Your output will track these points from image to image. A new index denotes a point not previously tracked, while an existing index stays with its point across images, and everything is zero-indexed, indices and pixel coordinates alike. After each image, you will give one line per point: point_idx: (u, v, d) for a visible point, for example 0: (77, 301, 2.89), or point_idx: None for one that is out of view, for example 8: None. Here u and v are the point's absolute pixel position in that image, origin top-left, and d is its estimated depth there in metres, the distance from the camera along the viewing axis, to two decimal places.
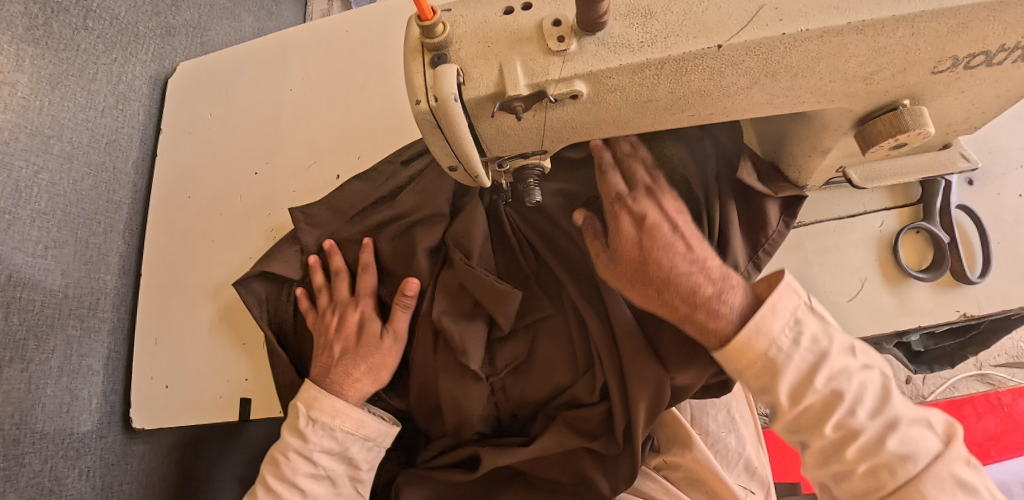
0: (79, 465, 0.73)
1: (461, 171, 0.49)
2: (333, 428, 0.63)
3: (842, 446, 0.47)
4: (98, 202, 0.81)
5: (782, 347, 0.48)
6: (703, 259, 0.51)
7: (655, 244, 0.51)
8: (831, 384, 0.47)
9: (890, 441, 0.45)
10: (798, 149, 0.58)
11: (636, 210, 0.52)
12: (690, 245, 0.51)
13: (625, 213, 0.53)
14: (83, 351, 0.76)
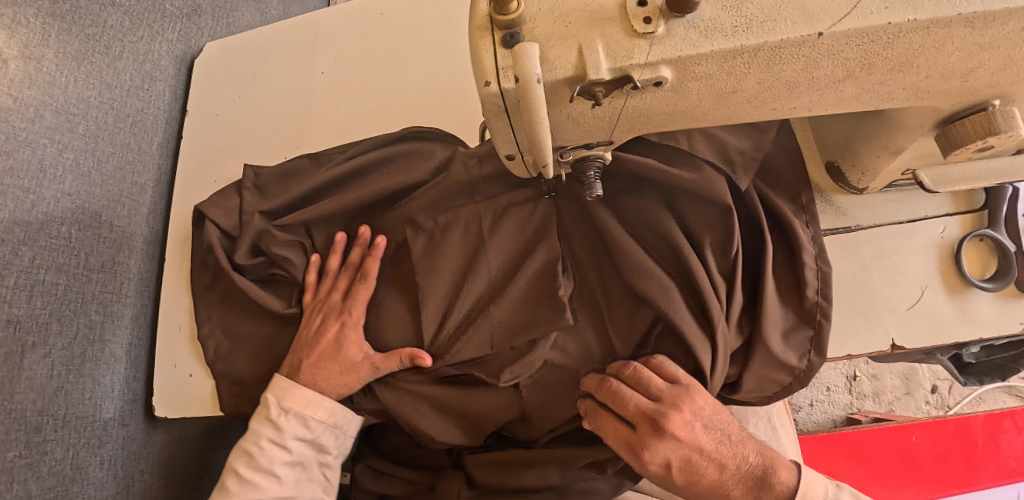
0: (100, 454, 0.71)
1: (519, 159, 0.46)
2: (304, 416, 0.65)
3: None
4: (122, 184, 0.78)
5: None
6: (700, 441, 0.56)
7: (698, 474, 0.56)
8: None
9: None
10: (866, 148, 0.56)
11: (648, 457, 0.55)
12: (699, 454, 0.56)
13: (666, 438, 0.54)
14: (106, 337, 0.74)
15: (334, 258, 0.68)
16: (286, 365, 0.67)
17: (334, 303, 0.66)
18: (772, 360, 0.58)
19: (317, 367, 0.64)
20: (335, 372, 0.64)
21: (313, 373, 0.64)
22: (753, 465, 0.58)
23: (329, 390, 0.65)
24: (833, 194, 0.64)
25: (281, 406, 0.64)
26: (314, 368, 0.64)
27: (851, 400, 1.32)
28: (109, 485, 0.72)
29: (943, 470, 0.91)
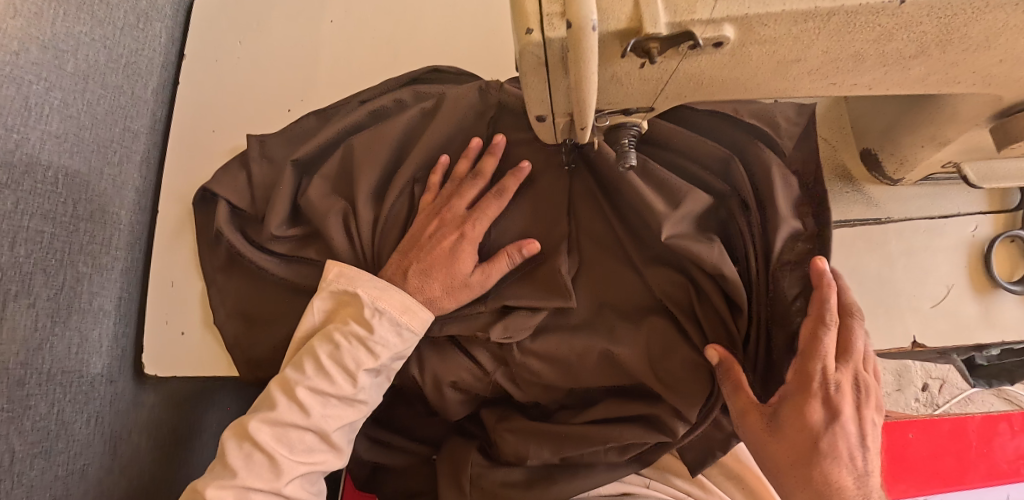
0: (86, 410, 0.69)
1: (549, 121, 0.43)
2: (370, 341, 0.57)
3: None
4: (114, 129, 0.74)
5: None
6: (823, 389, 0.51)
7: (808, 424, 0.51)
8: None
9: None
10: (908, 137, 0.53)
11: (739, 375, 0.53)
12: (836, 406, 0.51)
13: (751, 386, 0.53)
14: (94, 290, 0.70)
15: (462, 163, 0.60)
16: (391, 270, 0.60)
17: (460, 218, 0.58)
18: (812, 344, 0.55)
19: (422, 259, 0.58)
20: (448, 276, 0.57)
21: (425, 267, 0.58)
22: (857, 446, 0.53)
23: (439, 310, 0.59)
24: (865, 182, 0.62)
25: (375, 306, 0.57)
26: (417, 257, 0.58)
27: None
28: (96, 442, 0.70)
29: (935, 468, 0.89)
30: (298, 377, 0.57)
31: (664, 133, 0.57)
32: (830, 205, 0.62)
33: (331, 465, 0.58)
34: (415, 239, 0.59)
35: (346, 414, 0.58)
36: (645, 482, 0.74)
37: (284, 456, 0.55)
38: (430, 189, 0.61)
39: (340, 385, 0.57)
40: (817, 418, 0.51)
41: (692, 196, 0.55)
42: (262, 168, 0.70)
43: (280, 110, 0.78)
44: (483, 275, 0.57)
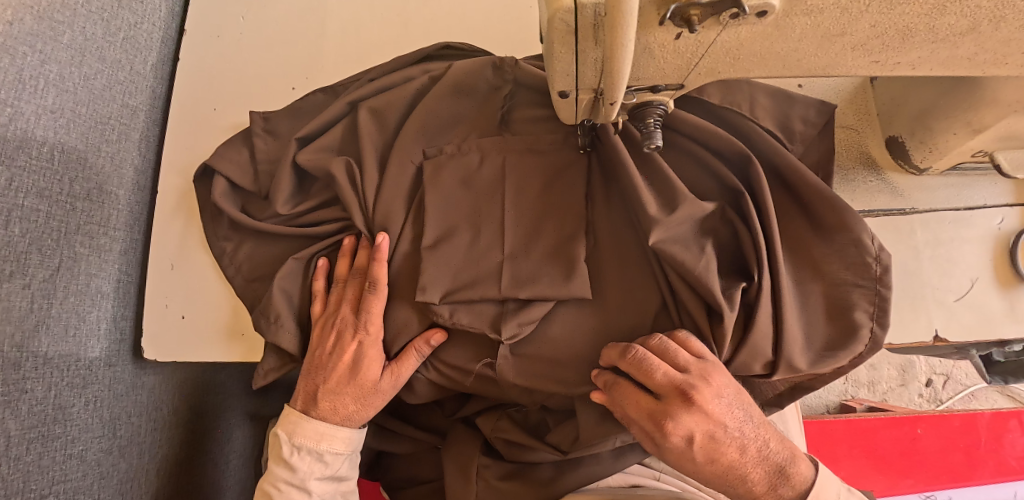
0: (84, 395, 0.67)
1: (572, 98, 0.41)
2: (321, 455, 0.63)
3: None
4: (112, 105, 0.71)
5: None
6: (725, 423, 0.52)
7: (720, 455, 0.53)
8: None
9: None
10: (941, 124, 0.51)
11: (671, 429, 0.52)
12: (745, 450, 0.53)
13: (674, 434, 0.51)
14: (91, 271, 0.68)
15: (343, 263, 0.62)
16: (299, 398, 0.64)
17: (378, 349, 0.60)
18: (796, 344, 0.55)
19: (334, 397, 0.62)
20: (359, 394, 0.61)
21: (329, 405, 0.62)
22: (777, 454, 0.55)
23: (340, 422, 0.63)
24: (889, 171, 0.60)
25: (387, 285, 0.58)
26: (333, 394, 0.62)
27: (845, 387, 1.32)
28: (94, 427, 0.68)
29: (945, 464, 0.88)
30: (292, 419, 0.64)
31: (686, 121, 0.56)
32: (852, 194, 0.60)
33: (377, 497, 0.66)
34: (318, 358, 0.62)
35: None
36: (655, 475, 0.73)
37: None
38: (320, 296, 0.63)
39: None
40: (679, 439, 0.52)
41: (689, 202, 0.53)
42: (266, 147, 0.68)
43: (284, 87, 0.75)
44: (393, 377, 0.61)
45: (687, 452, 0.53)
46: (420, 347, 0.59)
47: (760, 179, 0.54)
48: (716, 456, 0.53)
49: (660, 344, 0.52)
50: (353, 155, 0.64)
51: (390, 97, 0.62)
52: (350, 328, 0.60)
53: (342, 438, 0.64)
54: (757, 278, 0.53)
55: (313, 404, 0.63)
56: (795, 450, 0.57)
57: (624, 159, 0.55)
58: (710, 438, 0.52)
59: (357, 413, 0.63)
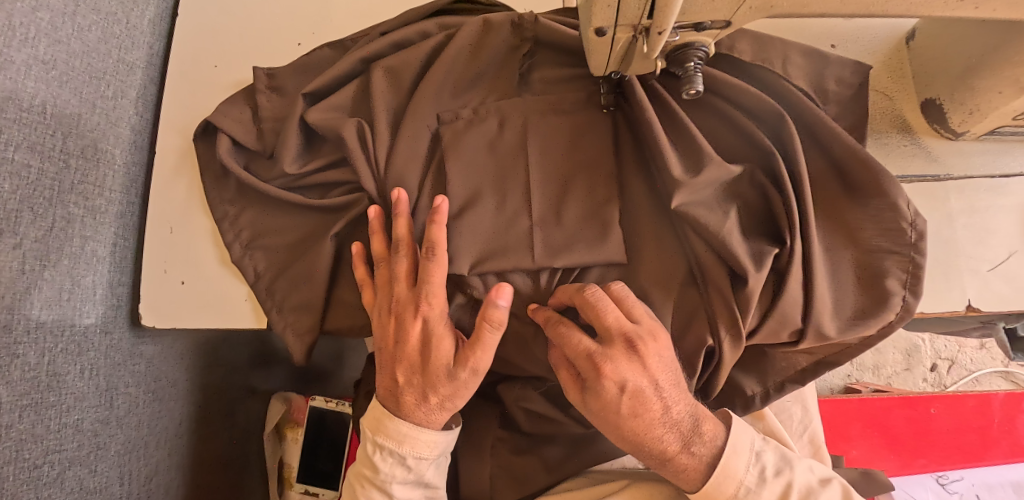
0: (79, 362, 0.64)
1: (609, 37, 0.39)
2: (401, 456, 0.58)
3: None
4: (107, 59, 0.67)
5: (750, 486, 0.55)
6: (655, 378, 0.51)
7: (635, 412, 0.51)
8: (779, 480, 0.56)
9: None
10: (986, 83, 0.50)
11: (607, 373, 0.50)
12: (665, 413, 0.52)
13: (610, 381, 0.50)
14: (86, 234, 0.65)
15: (378, 240, 0.56)
16: (381, 393, 0.59)
17: (443, 331, 0.54)
18: (826, 310, 0.53)
19: (412, 388, 0.56)
20: (436, 383, 0.55)
21: (409, 399, 0.57)
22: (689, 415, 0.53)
23: (426, 420, 0.57)
24: (924, 135, 0.58)
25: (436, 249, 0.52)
26: (411, 384, 0.56)
27: (849, 371, 1.30)
28: (90, 396, 0.65)
29: (956, 444, 0.85)
30: (376, 416, 0.59)
31: (718, 75, 0.53)
32: (887, 158, 0.58)
33: (433, 473, 0.59)
34: (387, 351, 0.57)
35: (427, 472, 0.59)
36: None
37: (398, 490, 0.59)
38: (367, 286, 0.58)
39: (405, 453, 0.57)
40: (614, 389, 0.51)
41: (717, 164, 0.51)
42: (270, 104, 0.65)
43: (289, 43, 0.72)
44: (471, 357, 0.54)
45: (609, 401, 0.51)
46: (492, 318, 0.51)
47: (794, 141, 0.51)
48: (638, 411, 0.51)
49: (619, 290, 0.51)
50: (364, 113, 0.61)
51: (403, 51, 0.59)
52: (408, 311, 0.55)
53: (426, 441, 0.57)
54: (788, 244, 0.51)
55: (395, 401, 0.58)
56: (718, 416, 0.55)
57: (650, 118, 0.52)
58: (636, 393, 0.51)
59: (440, 404, 0.56)
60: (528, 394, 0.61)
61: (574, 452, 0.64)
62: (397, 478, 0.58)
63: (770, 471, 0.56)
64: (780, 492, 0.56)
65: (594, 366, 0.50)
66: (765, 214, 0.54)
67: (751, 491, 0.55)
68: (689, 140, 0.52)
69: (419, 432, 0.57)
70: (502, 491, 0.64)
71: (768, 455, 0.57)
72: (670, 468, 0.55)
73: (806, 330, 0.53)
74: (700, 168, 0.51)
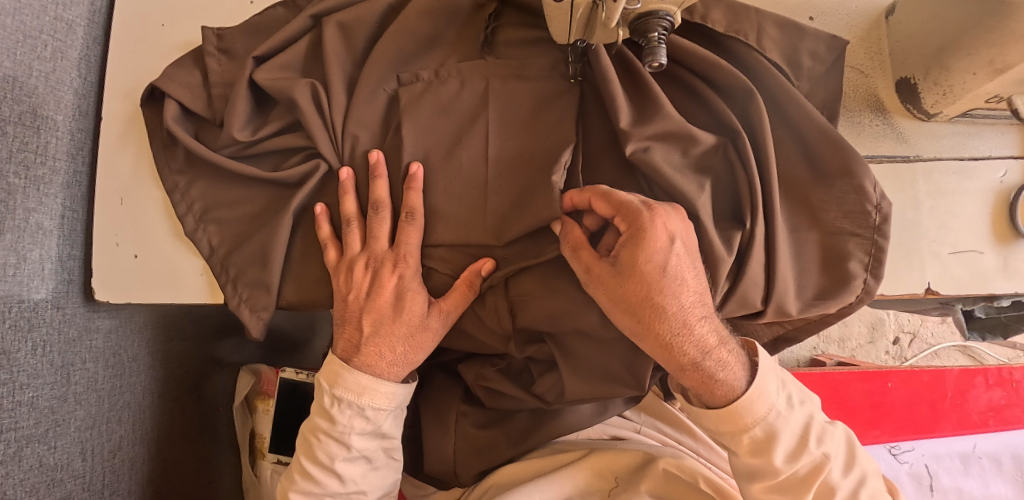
0: (31, 339, 0.62)
1: (569, 3, 0.36)
2: (361, 408, 0.55)
3: (763, 449, 0.52)
4: (43, 17, 0.62)
5: (779, 412, 0.52)
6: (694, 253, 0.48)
7: (675, 283, 0.47)
8: (802, 410, 0.53)
9: (812, 442, 0.52)
10: (960, 62, 0.49)
11: (658, 217, 0.46)
12: (702, 292, 0.49)
13: (662, 226, 0.46)
14: (29, 205, 0.61)
15: (348, 199, 0.54)
16: (339, 346, 0.57)
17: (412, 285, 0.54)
18: (786, 290, 0.53)
19: (378, 339, 0.55)
20: (403, 335, 0.54)
21: (373, 351, 0.55)
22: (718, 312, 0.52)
23: (387, 371, 0.56)
24: (896, 115, 0.57)
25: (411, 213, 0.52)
26: (376, 337, 0.55)
27: (816, 343, 1.33)
28: (45, 373, 0.64)
29: (909, 417, 0.87)
30: (334, 368, 0.56)
31: (689, 47, 0.51)
32: (857, 137, 0.57)
33: (390, 425, 0.58)
34: (352, 302, 0.55)
35: (384, 425, 0.58)
36: (635, 428, 0.71)
37: (354, 441, 0.56)
38: (331, 242, 0.56)
39: (363, 406, 0.55)
40: (663, 242, 0.46)
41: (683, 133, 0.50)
42: (220, 67, 0.61)
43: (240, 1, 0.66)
44: (441, 316, 0.54)
45: (652, 265, 0.47)
46: (470, 281, 0.53)
47: (762, 119, 0.50)
48: (677, 281, 0.47)
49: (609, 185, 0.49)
50: (320, 79, 0.58)
51: (359, 11, 0.56)
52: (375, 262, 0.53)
53: (386, 393, 0.56)
54: (748, 226, 0.50)
55: (356, 353, 0.56)
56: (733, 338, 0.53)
57: (616, 91, 0.50)
58: (676, 256, 0.47)
59: (406, 356, 0.55)
60: (486, 370, 0.63)
61: (536, 426, 0.65)
62: (357, 430, 0.56)
63: (795, 400, 0.54)
64: (801, 423, 0.53)
65: (642, 218, 0.45)
66: (729, 194, 0.52)
67: (780, 416, 0.52)
68: (655, 113, 0.50)
69: (381, 383, 0.55)
70: (466, 463, 0.65)
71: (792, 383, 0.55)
72: (700, 359, 0.50)
73: (763, 310, 0.53)
74: (653, 148, 0.50)
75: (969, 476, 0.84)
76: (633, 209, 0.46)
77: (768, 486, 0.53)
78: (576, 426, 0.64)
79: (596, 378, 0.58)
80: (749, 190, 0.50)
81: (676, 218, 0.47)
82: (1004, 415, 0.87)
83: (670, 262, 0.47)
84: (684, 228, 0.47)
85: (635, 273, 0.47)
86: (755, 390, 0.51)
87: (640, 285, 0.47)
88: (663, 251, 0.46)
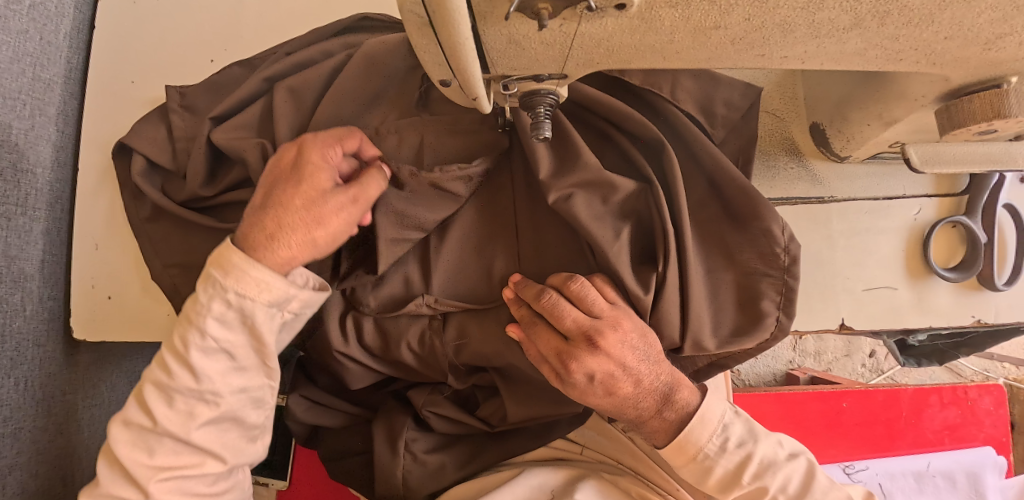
0: (14, 376, 0.66)
1: (456, 86, 0.39)
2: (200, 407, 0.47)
3: (704, 473, 0.58)
4: (23, 78, 0.67)
5: (709, 453, 0.56)
6: (623, 361, 0.51)
7: (612, 390, 0.53)
8: (741, 452, 0.57)
9: (747, 477, 0.56)
10: (857, 113, 0.51)
11: (574, 367, 0.51)
12: (637, 379, 0.53)
13: (576, 373, 0.51)
14: (11, 253, 0.66)
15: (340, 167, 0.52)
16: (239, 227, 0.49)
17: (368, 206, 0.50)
18: (702, 329, 0.55)
19: (267, 206, 0.48)
20: (300, 220, 0.48)
21: (268, 226, 0.47)
22: (662, 383, 0.54)
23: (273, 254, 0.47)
24: (812, 158, 0.60)
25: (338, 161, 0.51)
26: (271, 220, 0.48)
27: (792, 358, 1.34)
28: (28, 406, 0.69)
29: (864, 436, 0.90)
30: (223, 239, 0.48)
31: (605, 101, 0.55)
32: (773, 180, 0.60)
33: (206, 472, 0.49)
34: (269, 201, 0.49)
35: (201, 411, 0.48)
36: (579, 449, 0.73)
37: (140, 464, 0.48)
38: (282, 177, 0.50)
39: (183, 378, 0.47)
40: (582, 379, 0.52)
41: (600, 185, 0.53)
42: (182, 123, 0.66)
43: (204, 59, 0.73)
44: (351, 193, 0.48)
45: (583, 391, 0.53)
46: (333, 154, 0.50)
47: (672, 168, 0.53)
48: (613, 389, 0.53)
49: (598, 282, 0.53)
50: (271, 134, 0.62)
51: (306, 75, 0.60)
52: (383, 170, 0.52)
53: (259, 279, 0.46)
54: (662, 268, 0.53)
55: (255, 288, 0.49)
56: (682, 378, 0.56)
57: (536, 143, 0.54)
58: (606, 379, 0.52)
59: (299, 233, 0.47)
60: (436, 398, 0.66)
61: (485, 448, 0.69)
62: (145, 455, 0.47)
63: (732, 443, 0.57)
64: (738, 463, 0.57)
65: (559, 372, 0.52)
66: (647, 239, 0.55)
67: (711, 456, 0.56)
68: (573, 164, 0.54)
69: (207, 415, 0.48)
70: (416, 488, 0.68)
71: (735, 427, 0.58)
72: (638, 423, 0.57)
73: (682, 346, 0.56)
74: (572, 197, 0.52)
75: (922, 494, 0.86)
76: (552, 356, 0.52)
77: (716, 488, 0.58)
78: (512, 447, 0.68)
79: (535, 409, 0.61)
80: (662, 238, 0.53)
81: (590, 356, 0.51)
82: (959, 434, 0.90)
83: (600, 386, 0.52)
84: (602, 358, 0.51)
85: (575, 392, 0.53)
86: (695, 422, 0.56)
87: (584, 397, 0.53)
88: (586, 384, 0.52)
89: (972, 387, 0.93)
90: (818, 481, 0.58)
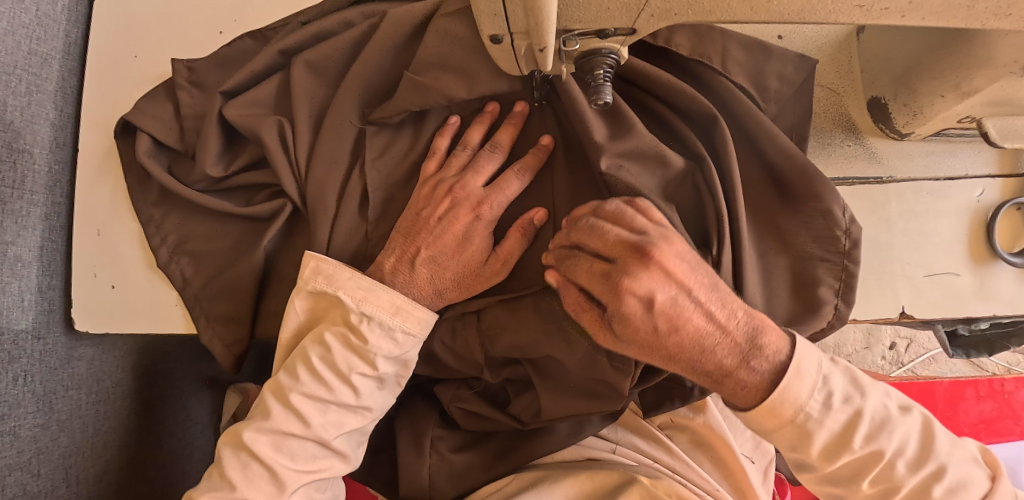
0: (12, 370, 0.62)
1: (507, 44, 0.35)
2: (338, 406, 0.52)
3: (801, 443, 0.43)
4: (18, 52, 0.62)
5: (812, 414, 0.41)
6: (683, 282, 0.41)
7: (675, 327, 0.41)
8: (848, 409, 0.42)
9: (859, 439, 0.41)
10: (927, 83, 0.47)
11: (624, 287, 0.40)
12: (709, 311, 0.41)
13: (623, 295, 0.40)
14: (7, 239, 0.61)
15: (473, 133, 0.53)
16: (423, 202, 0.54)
17: (473, 191, 0.51)
18: None
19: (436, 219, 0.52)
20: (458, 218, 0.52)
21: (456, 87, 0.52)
22: (741, 323, 0.42)
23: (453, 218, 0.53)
24: (870, 136, 0.56)
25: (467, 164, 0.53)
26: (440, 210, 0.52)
27: None
28: (26, 402, 0.64)
29: None
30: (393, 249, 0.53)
31: (653, 72, 0.51)
32: (829, 159, 0.56)
33: (338, 471, 0.54)
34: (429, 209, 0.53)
35: (350, 421, 0.54)
36: (611, 447, 0.69)
37: (283, 466, 0.51)
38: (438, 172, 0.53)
39: (340, 392, 0.52)
40: (633, 302, 0.40)
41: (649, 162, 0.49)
42: (191, 100, 0.61)
43: (210, 31, 0.68)
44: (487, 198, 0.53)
45: (640, 328, 0.41)
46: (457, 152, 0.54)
47: (726, 143, 0.49)
48: (676, 325, 0.41)
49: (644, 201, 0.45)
50: (288, 111, 0.58)
51: (325, 47, 0.56)
52: (480, 156, 0.53)
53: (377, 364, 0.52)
54: (716, 252, 0.49)
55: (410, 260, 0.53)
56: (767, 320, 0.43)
57: (581, 114, 0.49)
58: (664, 305, 0.41)
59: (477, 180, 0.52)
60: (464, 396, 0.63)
61: (514, 446, 0.65)
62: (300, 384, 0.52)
63: (838, 398, 0.42)
64: (845, 423, 0.42)
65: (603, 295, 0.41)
66: (697, 222, 0.51)
67: (812, 417, 0.42)
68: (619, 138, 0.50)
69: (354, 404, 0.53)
70: (442, 488, 0.64)
71: (836, 378, 0.43)
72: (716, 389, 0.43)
73: None
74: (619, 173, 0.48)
75: None
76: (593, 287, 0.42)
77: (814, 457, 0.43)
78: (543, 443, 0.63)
79: (570, 405, 0.57)
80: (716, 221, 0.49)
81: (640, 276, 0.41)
82: (994, 428, 0.87)
83: (659, 312, 0.41)
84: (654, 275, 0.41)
85: (630, 330, 0.41)
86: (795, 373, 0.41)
87: (641, 339, 0.42)
88: (641, 315, 0.41)
89: (1009, 379, 0.89)
90: (938, 439, 0.43)
